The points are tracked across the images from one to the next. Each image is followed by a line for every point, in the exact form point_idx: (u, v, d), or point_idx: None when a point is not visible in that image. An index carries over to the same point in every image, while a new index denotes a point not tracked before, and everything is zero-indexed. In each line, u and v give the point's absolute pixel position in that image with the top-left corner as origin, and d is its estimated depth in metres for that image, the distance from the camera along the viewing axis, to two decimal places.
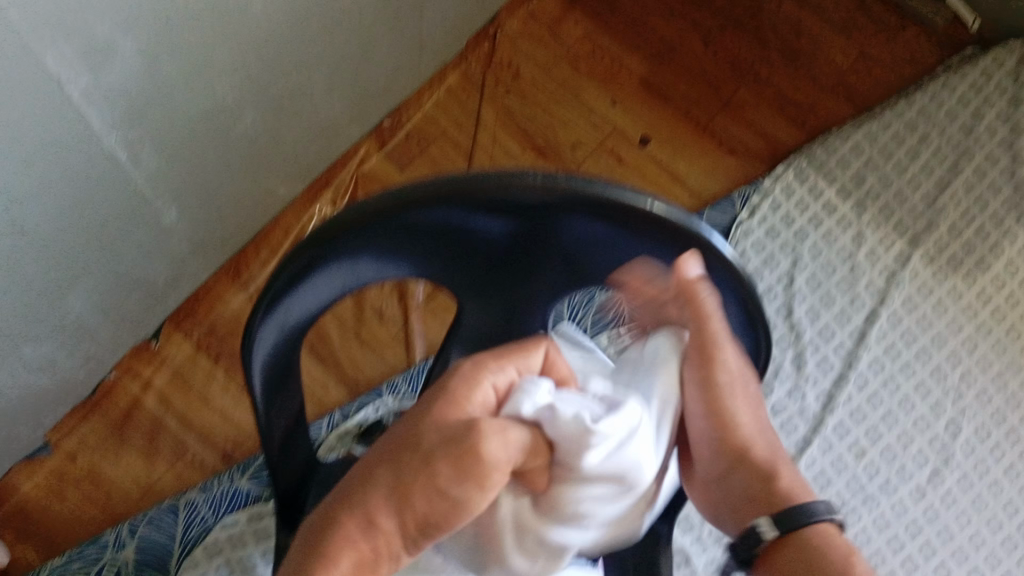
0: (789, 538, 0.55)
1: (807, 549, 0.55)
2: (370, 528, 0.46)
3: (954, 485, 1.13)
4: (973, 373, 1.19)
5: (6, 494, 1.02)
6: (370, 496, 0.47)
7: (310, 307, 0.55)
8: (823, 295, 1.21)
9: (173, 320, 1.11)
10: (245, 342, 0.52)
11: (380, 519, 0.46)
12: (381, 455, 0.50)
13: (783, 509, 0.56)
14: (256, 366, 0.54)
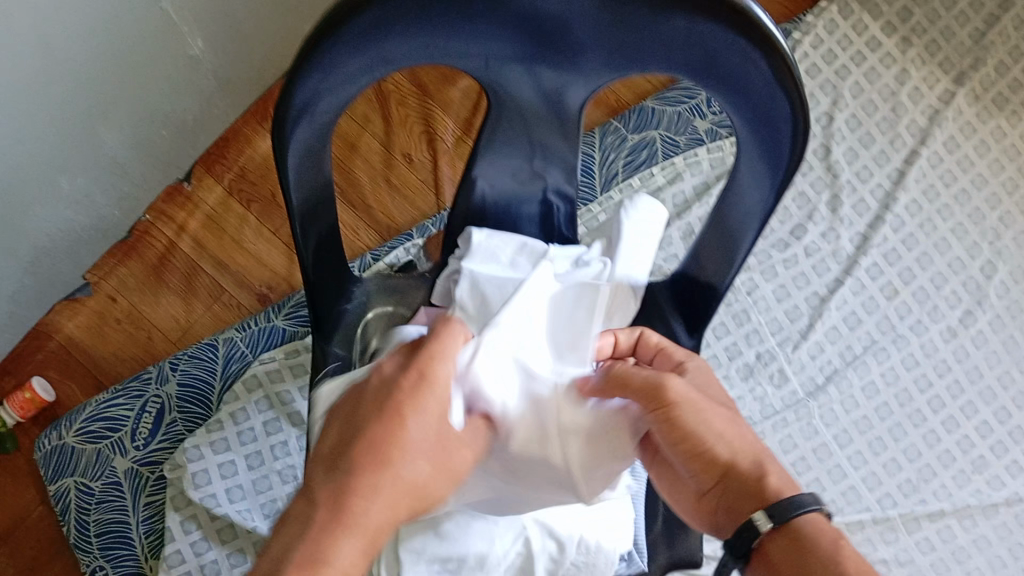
0: (779, 530, 0.49)
1: (797, 544, 0.48)
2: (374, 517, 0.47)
3: (986, 326, 1.13)
4: (1011, 214, 1.17)
5: (50, 332, 1.07)
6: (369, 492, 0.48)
7: (341, 95, 0.56)
8: (863, 135, 1.19)
9: (204, 165, 1.12)
10: (276, 133, 0.55)
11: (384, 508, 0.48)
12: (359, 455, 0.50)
13: (773, 501, 0.50)
14: (290, 154, 0.57)
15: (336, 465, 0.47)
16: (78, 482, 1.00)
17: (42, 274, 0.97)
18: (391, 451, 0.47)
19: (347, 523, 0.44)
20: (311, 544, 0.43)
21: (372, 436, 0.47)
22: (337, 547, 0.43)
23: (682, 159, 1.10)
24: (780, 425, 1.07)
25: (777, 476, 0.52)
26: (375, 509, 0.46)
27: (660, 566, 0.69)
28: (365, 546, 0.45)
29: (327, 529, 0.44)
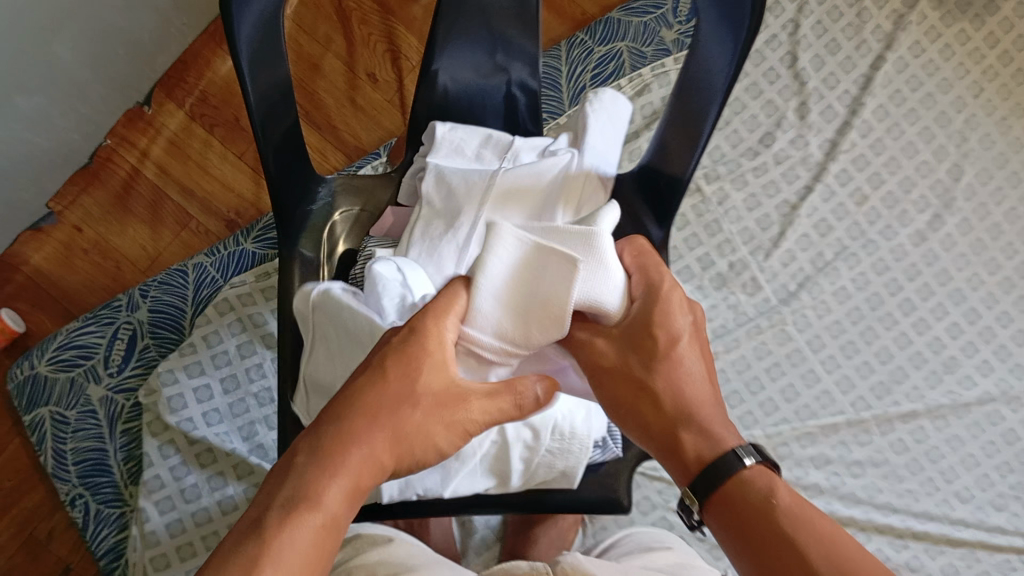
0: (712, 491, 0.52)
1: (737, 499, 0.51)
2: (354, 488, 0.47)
3: (954, 228, 1.13)
4: (977, 116, 1.16)
5: (17, 263, 1.06)
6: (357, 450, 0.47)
7: None
8: (829, 42, 1.18)
9: (164, 89, 1.10)
10: (226, 16, 0.54)
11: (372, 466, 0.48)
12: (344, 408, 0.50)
13: (705, 458, 0.53)
14: (242, 40, 0.56)
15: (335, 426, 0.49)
16: (52, 411, 0.99)
17: (4, 199, 0.97)
18: (384, 407, 0.49)
19: (332, 470, 0.46)
20: (293, 490, 0.45)
21: (362, 399, 0.49)
22: (326, 487, 0.46)
23: (649, 70, 1.09)
24: (753, 332, 1.08)
25: (703, 430, 0.54)
26: (358, 458, 0.47)
27: (636, 454, 0.71)
28: (351, 492, 0.47)
29: (313, 475, 0.46)
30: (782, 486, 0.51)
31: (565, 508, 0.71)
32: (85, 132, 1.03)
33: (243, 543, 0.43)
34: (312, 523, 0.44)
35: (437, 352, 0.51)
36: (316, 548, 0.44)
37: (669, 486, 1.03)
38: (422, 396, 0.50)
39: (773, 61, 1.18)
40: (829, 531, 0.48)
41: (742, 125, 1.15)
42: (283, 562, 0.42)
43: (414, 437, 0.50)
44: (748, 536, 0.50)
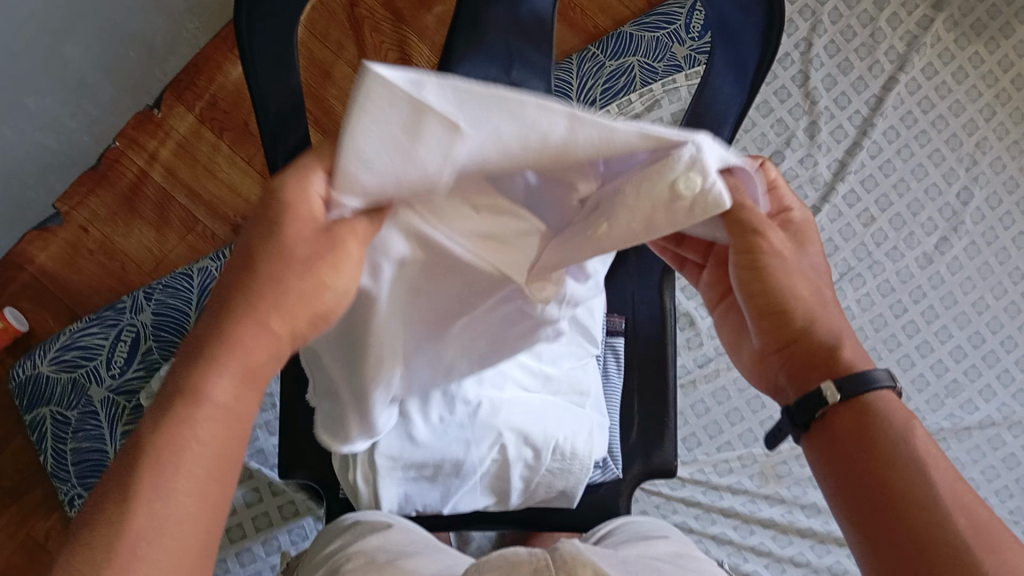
0: (851, 400, 0.49)
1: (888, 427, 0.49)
2: (269, 339, 0.40)
3: (961, 252, 1.13)
4: (988, 140, 1.16)
5: (23, 262, 1.07)
6: (262, 311, 0.39)
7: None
8: (842, 61, 1.17)
9: (174, 92, 1.10)
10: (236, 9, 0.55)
11: (278, 328, 0.40)
12: (250, 248, 0.40)
13: (846, 372, 0.50)
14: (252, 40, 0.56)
15: (245, 270, 0.39)
16: (54, 410, 1.00)
17: (12, 197, 0.97)
18: (278, 264, 0.39)
19: (214, 357, 0.39)
20: (178, 379, 0.39)
21: (265, 245, 0.39)
22: (212, 377, 0.39)
23: (660, 85, 1.09)
24: None
25: (858, 348, 0.51)
26: (249, 338, 0.39)
27: (635, 475, 0.72)
28: (246, 375, 0.40)
29: (194, 363, 0.39)
30: (918, 422, 0.49)
31: (565, 526, 0.71)
32: (95, 134, 1.03)
33: (124, 460, 0.38)
34: (198, 419, 0.38)
35: (312, 207, 0.38)
36: (213, 449, 0.39)
37: (668, 501, 1.02)
38: (295, 248, 0.39)
39: (784, 79, 1.17)
40: (956, 478, 0.47)
41: (751, 143, 1.15)
42: (182, 475, 0.38)
43: (316, 294, 0.39)
44: (869, 455, 0.48)
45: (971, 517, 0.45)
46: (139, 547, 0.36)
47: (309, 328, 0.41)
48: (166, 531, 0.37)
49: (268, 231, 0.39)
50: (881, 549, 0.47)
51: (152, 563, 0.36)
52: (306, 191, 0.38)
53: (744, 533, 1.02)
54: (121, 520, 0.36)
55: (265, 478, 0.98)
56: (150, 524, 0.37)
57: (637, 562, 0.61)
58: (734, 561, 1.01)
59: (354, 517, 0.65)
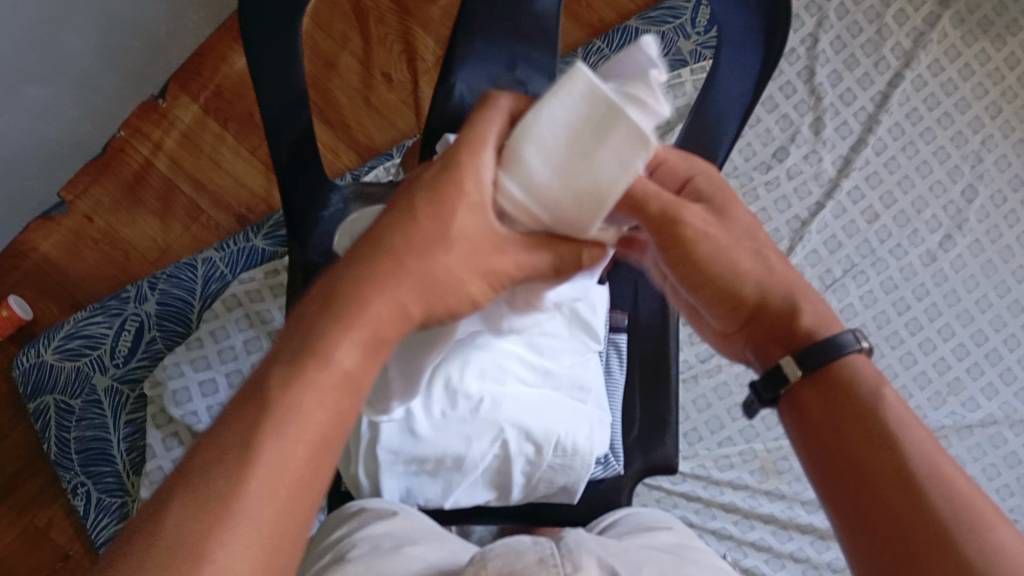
0: (816, 373, 0.47)
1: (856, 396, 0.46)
2: (398, 313, 0.41)
3: (965, 249, 1.13)
4: (993, 138, 1.16)
5: (27, 250, 1.07)
6: (390, 287, 0.41)
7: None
8: (847, 57, 1.17)
9: (179, 82, 1.10)
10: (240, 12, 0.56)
11: (409, 307, 0.41)
12: (387, 225, 0.41)
13: (811, 340, 0.48)
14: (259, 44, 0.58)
15: (370, 246, 0.41)
16: (57, 399, 1.00)
17: (15, 186, 0.97)
18: (413, 250, 0.41)
19: (346, 321, 0.40)
20: (306, 339, 0.39)
21: (395, 233, 0.41)
22: (338, 342, 0.40)
23: (664, 79, 1.09)
24: None
25: (819, 309, 0.49)
26: (376, 306, 0.40)
27: (637, 471, 0.72)
28: (369, 343, 0.41)
29: (325, 327, 0.40)
30: (889, 387, 0.47)
31: (565, 520, 0.72)
32: (99, 124, 1.03)
33: (244, 411, 0.38)
34: (321, 382, 0.39)
35: (465, 189, 0.42)
36: (319, 418, 0.39)
37: (669, 495, 1.03)
38: (454, 237, 0.41)
39: (790, 74, 1.16)
40: (932, 447, 0.44)
41: (756, 139, 1.15)
42: (282, 438, 0.38)
43: (449, 281, 0.42)
44: (841, 433, 0.46)
45: (950, 491, 0.42)
46: (245, 496, 0.37)
47: (433, 316, 0.43)
48: (257, 489, 0.37)
49: (402, 230, 0.41)
50: (852, 522, 0.45)
51: (244, 518, 0.36)
52: (460, 181, 0.42)
53: (743, 527, 1.02)
54: (231, 473, 0.37)
55: None
56: (241, 483, 0.37)
57: (640, 553, 0.62)
58: (734, 556, 1.01)
59: (360, 505, 0.65)
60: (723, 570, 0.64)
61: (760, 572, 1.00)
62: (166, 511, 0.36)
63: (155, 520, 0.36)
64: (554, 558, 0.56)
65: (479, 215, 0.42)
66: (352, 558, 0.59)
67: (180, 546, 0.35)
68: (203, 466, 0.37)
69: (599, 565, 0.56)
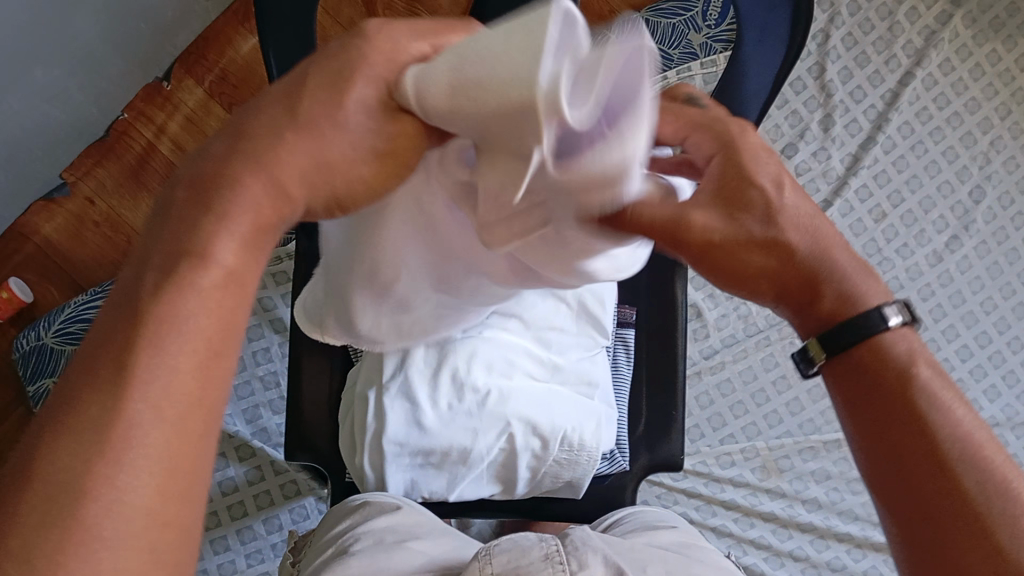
0: (840, 355, 0.47)
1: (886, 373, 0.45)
2: (275, 199, 0.38)
3: (971, 251, 1.12)
4: (1002, 139, 1.15)
5: (28, 233, 1.06)
6: (267, 173, 0.38)
7: None
8: (858, 54, 1.16)
9: (184, 65, 1.09)
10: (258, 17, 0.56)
11: (289, 188, 0.38)
12: (244, 131, 0.38)
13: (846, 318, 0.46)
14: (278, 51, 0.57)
15: (227, 146, 0.38)
16: (57, 382, 0.99)
17: (18, 168, 0.96)
18: (287, 135, 0.38)
19: (223, 212, 0.37)
20: (180, 239, 0.37)
21: (261, 126, 0.38)
22: (218, 237, 0.37)
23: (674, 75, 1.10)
24: (762, 344, 1.07)
25: (844, 280, 0.46)
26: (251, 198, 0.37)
27: (642, 467, 0.71)
28: (252, 234, 0.38)
29: (199, 221, 0.37)
30: (924, 364, 0.46)
31: (567, 517, 0.71)
32: (103, 106, 1.02)
33: (118, 333, 0.35)
34: (202, 282, 0.36)
35: (331, 115, 0.38)
36: (204, 330, 0.36)
37: (670, 492, 1.02)
38: (322, 119, 0.38)
39: (801, 70, 1.16)
40: (967, 426, 0.44)
41: (765, 135, 1.14)
42: (166, 352, 0.35)
43: (328, 170, 0.38)
44: (871, 409, 0.45)
45: (981, 473, 0.42)
46: (131, 424, 0.34)
47: (321, 206, 0.40)
48: (139, 420, 0.34)
49: (253, 128, 0.38)
50: (896, 509, 0.44)
51: (131, 456, 0.33)
52: (344, 88, 0.38)
53: (744, 525, 1.01)
54: (105, 402, 0.34)
55: (268, 456, 0.98)
56: (124, 419, 0.34)
57: (645, 551, 0.62)
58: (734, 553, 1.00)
59: (360, 497, 0.66)
60: (727, 569, 0.63)
61: (759, 570, 0.99)
62: (42, 451, 0.33)
63: (29, 454, 0.34)
64: (559, 556, 0.55)
65: (376, 114, 0.38)
66: (356, 552, 0.59)
67: (57, 488, 0.33)
68: (84, 395, 0.34)
69: (603, 561, 0.56)
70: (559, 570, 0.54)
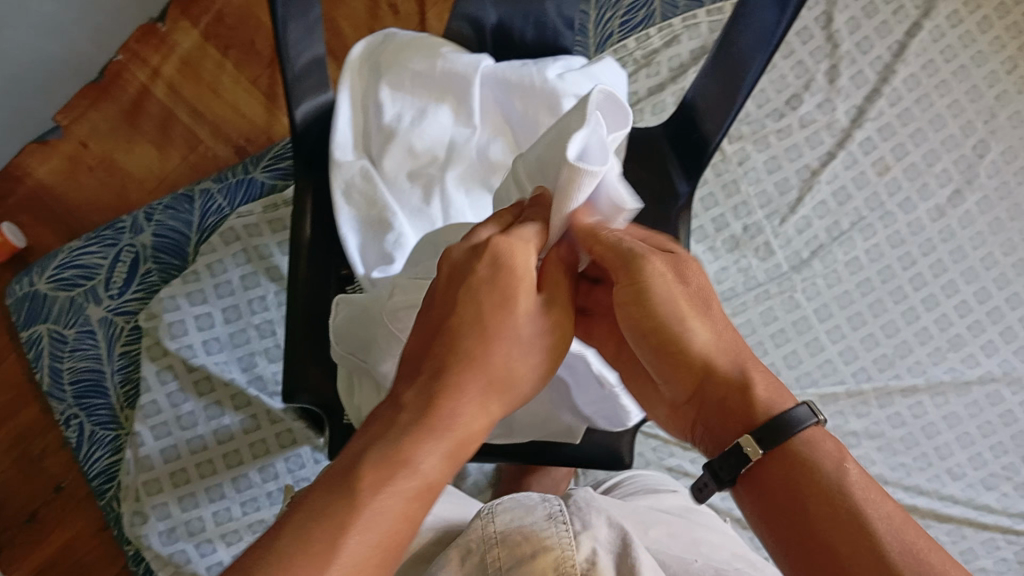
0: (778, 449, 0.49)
1: (792, 458, 0.48)
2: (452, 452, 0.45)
3: (974, 206, 1.11)
4: (1009, 93, 1.14)
5: (21, 175, 1.05)
6: (470, 388, 0.46)
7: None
8: (867, 5, 1.14)
9: (180, 6, 1.08)
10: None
11: (476, 410, 0.46)
12: (447, 308, 0.48)
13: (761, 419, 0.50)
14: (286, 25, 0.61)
15: (427, 355, 0.47)
16: (51, 328, 0.97)
17: (12, 108, 0.96)
18: (484, 351, 0.47)
19: (430, 432, 0.44)
20: (395, 444, 0.43)
21: (454, 336, 0.47)
22: (422, 447, 0.44)
23: (680, 20, 1.09)
24: (762, 297, 1.06)
25: (769, 378, 0.52)
26: (464, 410, 0.46)
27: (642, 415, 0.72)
28: (449, 457, 0.45)
29: (407, 435, 0.44)
30: (847, 463, 0.47)
31: (572, 460, 0.72)
32: (96, 43, 1.02)
33: (307, 513, 0.40)
34: (407, 487, 0.42)
35: (528, 271, 0.49)
36: (397, 523, 0.42)
37: (665, 444, 1.02)
38: (520, 330, 0.48)
39: (807, 19, 1.14)
40: (897, 516, 0.45)
41: (768, 86, 1.13)
42: (365, 535, 0.40)
43: (509, 379, 0.48)
44: (810, 531, 0.46)
45: (922, 561, 0.42)
46: None
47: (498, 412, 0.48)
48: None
49: (440, 329, 0.48)
50: None
51: None
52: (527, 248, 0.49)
53: None
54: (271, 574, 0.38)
55: (264, 406, 0.96)
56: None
57: (650, 514, 0.62)
58: (727, 505, 1.00)
59: None
60: (729, 533, 0.64)
61: (752, 522, 1.00)
62: None
63: None
64: (563, 515, 0.52)
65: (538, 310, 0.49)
66: None
67: None
68: (287, 554, 0.39)
69: (608, 522, 0.53)
70: (562, 529, 0.50)
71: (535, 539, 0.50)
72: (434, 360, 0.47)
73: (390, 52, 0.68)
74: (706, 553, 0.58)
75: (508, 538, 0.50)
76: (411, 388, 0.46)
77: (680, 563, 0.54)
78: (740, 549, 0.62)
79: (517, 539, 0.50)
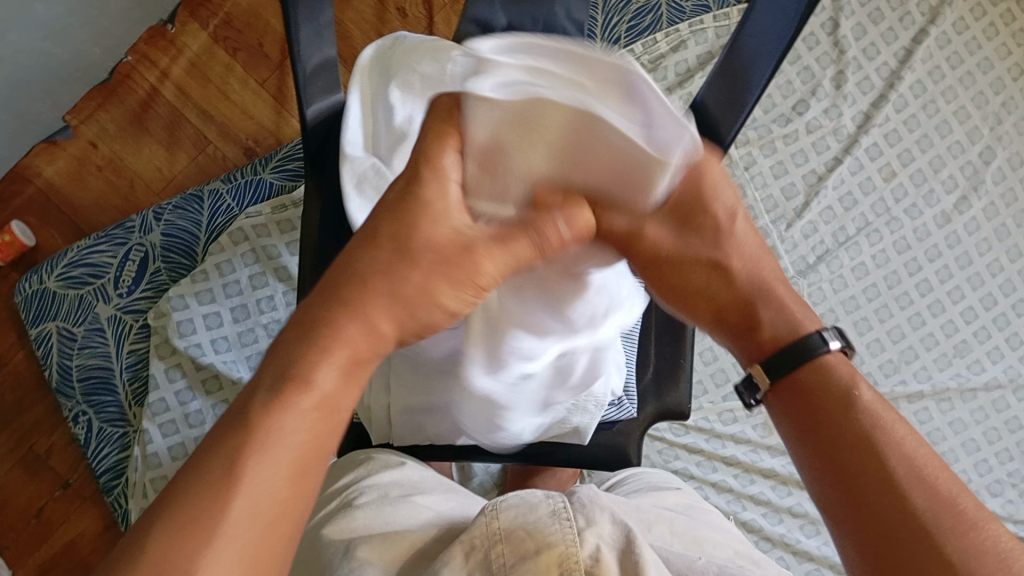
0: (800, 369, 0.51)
1: (814, 377, 0.51)
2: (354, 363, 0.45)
3: (979, 212, 1.11)
4: (1015, 100, 1.14)
5: (30, 176, 1.06)
6: (373, 303, 0.46)
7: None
8: (873, 11, 1.15)
9: (188, 8, 1.09)
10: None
11: (382, 324, 0.47)
12: (360, 243, 0.48)
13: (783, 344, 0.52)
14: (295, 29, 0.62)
15: (329, 290, 0.47)
16: (59, 326, 0.99)
17: (19, 110, 0.97)
18: (385, 272, 0.47)
19: (325, 346, 0.44)
20: (290, 366, 0.44)
21: (357, 267, 0.47)
22: (317, 368, 0.44)
23: (687, 25, 1.09)
24: None
25: (781, 308, 0.53)
26: (356, 329, 0.46)
27: (650, 414, 0.72)
28: (348, 369, 0.45)
29: (304, 356, 0.44)
30: (862, 384, 0.50)
31: (573, 462, 0.72)
32: (105, 47, 1.02)
33: (205, 450, 0.42)
34: (303, 404, 0.43)
35: (445, 209, 0.47)
36: (299, 445, 0.42)
37: (671, 447, 1.02)
38: (424, 254, 0.46)
39: (814, 25, 1.14)
40: (913, 445, 0.47)
41: (776, 91, 1.13)
42: (265, 460, 0.41)
43: (424, 297, 0.47)
44: (825, 455, 0.48)
45: (931, 486, 0.45)
46: (229, 513, 0.39)
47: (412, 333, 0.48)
48: (247, 511, 0.40)
49: (347, 267, 0.47)
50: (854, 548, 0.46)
51: (231, 534, 0.39)
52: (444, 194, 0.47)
53: (743, 481, 1.01)
54: (171, 518, 0.39)
55: None
56: (224, 514, 0.39)
57: (653, 511, 0.62)
58: (732, 509, 1.00)
59: (366, 453, 0.67)
60: (731, 531, 0.64)
61: (756, 526, 1.00)
62: (143, 542, 0.38)
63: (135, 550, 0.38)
64: (567, 511, 0.52)
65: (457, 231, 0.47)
66: (359, 505, 0.60)
67: None
68: (193, 498, 0.40)
69: (613, 520, 0.53)
70: (567, 525, 0.51)
71: (538, 536, 0.50)
72: (345, 288, 0.47)
73: (400, 54, 0.69)
74: (710, 551, 0.58)
75: (513, 534, 0.50)
76: (318, 309, 0.46)
77: (683, 560, 0.54)
78: (742, 546, 0.62)
79: (522, 534, 0.50)
